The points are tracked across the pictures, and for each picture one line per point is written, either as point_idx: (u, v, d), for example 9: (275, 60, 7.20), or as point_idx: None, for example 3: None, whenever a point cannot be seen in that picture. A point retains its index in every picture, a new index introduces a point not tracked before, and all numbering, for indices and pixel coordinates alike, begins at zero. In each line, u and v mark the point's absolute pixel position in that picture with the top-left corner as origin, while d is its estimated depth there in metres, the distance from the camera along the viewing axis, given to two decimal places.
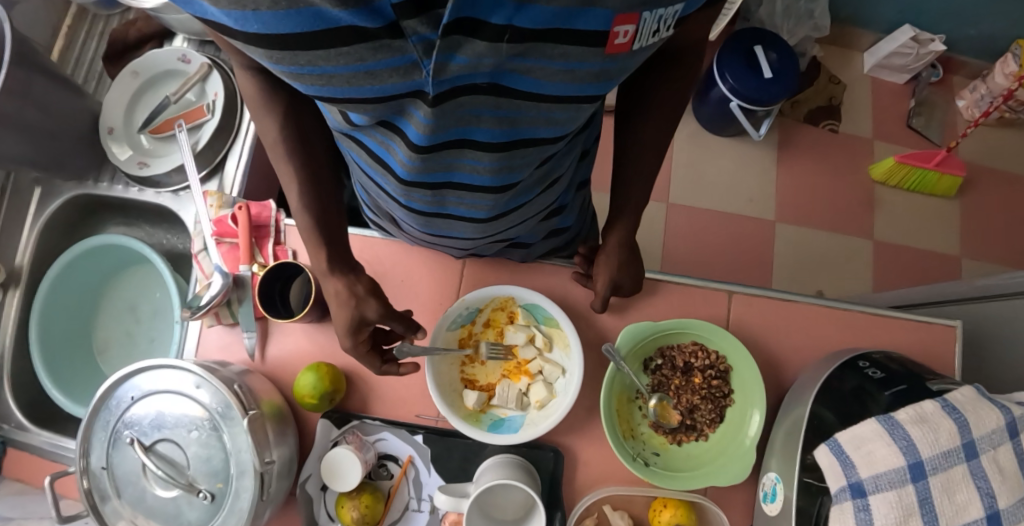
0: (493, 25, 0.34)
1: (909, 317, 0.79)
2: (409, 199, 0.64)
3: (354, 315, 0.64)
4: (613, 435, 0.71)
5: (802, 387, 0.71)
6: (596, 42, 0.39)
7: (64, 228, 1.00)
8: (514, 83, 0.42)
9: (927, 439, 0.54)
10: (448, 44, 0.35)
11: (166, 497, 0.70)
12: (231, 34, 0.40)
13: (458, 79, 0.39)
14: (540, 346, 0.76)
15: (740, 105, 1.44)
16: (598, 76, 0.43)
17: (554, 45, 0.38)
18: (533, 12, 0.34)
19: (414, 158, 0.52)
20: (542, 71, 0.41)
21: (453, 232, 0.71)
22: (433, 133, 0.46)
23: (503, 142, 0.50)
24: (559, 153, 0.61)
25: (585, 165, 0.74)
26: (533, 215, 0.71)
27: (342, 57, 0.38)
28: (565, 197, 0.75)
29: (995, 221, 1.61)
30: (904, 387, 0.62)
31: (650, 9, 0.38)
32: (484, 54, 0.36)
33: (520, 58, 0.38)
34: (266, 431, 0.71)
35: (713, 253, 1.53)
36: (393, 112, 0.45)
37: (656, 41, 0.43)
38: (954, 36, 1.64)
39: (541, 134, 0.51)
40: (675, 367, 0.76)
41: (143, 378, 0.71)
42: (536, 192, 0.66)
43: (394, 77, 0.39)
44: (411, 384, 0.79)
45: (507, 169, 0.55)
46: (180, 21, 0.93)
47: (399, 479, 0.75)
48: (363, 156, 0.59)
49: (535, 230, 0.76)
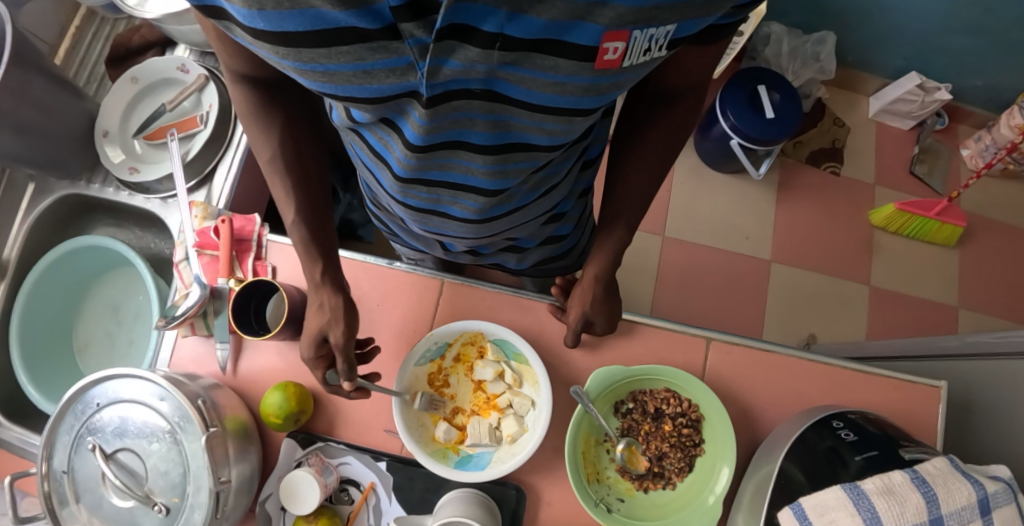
0: (485, 32, 0.35)
1: (890, 376, 0.78)
2: (405, 196, 0.65)
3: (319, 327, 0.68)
4: (577, 479, 0.69)
5: (774, 443, 0.70)
6: (585, 57, 0.38)
7: (53, 226, 0.99)
8: (507, 91, 0.42)
9: (892, 512, 0.53)
10: (442, 48, 0.35)
11: (122, 506, 0.68)
12: (239, 26, 0.39)
13: (452, 83, 0.39)
14: (509, 382, 0.75)
15: (740, 143, 1.43)
16: (589, 90, 0.42)
17: (544, 56, 0.38)
18: (525, 22, 0.35)
19: (411, 156, 0.52)
20: (532, 81, 0.40)
21: (449, 229, 0.74)
22: (429, 134, 0.46)
23: (495, 145, 0.50)
24: (555, 164, 0.62)
25: (586, 176, 0.77)
26: (534, 218, 0.75)
27: (341, 56, 0.38)
28: (564, 204, 0.79)
29: (995, 274, 1.59)
30: (876, 453, 0.60)
31: (641, 27, 0.37)
32: (476, 61, 0.37)
33: (512, 67, 0.39)
34: (226, 448, 0.69)
35: (706, 288, 1.52)
36: (392, 112, 0.45)
37: (649, 60, 0.41)
38: (961, 85, 1.63)
39: (533, 141, 0.50)
40: (645, 412, 0.75)
41: (111, 384, 0.70)
42: (533, 197, 0.68)
43: (391, 78, 0.39)
44: (379, 409, 0.78)
45: (502, 173, 0.55)
46: (183, 33, 0.95)
47: (359, 505, 0.74)
48: (365, 150, 0.60)
49: (533, 234, 0.82)
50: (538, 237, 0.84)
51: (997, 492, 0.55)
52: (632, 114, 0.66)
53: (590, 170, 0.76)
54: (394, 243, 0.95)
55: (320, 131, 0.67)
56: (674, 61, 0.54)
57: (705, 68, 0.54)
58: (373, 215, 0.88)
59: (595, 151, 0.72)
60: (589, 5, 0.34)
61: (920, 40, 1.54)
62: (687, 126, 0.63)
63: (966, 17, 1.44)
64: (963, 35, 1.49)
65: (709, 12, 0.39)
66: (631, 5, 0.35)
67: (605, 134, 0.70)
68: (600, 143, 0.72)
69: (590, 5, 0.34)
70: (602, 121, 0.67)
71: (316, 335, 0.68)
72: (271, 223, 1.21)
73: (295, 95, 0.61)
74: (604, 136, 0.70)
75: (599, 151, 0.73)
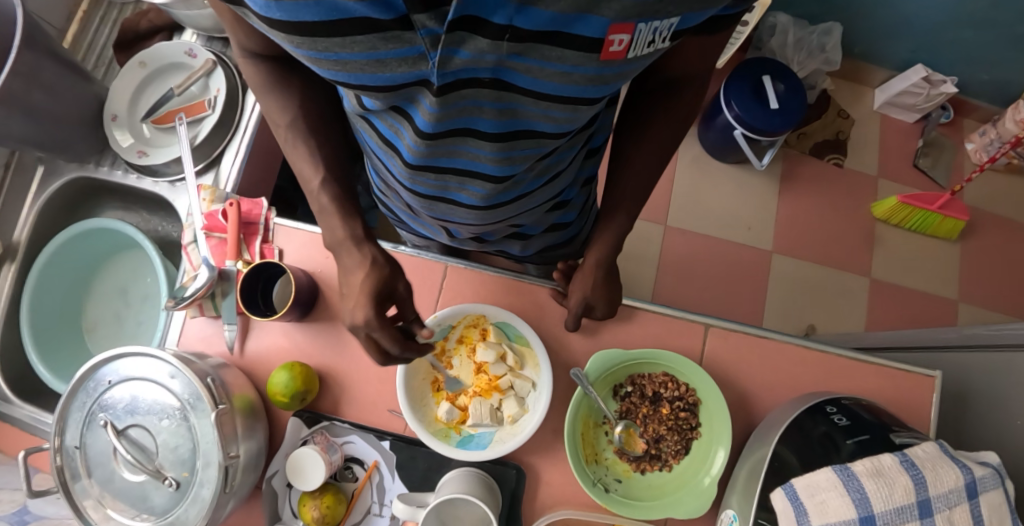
0: (494, 24, 0.36)
1: (886, 364, 0.79)
2: (413, 182, 0.66)
3: (380, 281, 0.65)
4: (576, 460, 0.71)
5: (768, 428, 0.71)
6: (590, 49, 0.40)
7: (63, 207, 1.01)
8: (515, 80, 0.43)
9: (881, 494, 0.54)
10: (453, 39, 0.36)
11: (134, 481, 0.70)
12: (255, 15, 0.40)
13: (462, 72, 0.41)
14: (511, 364, 0.77)
15: (743, 134, 1.44)
16: (594, 80, 0.43)
17: (551, 47, 0.39)
18: (533, 15, 0.36)
19: (420, 143, 0.53)
20: (540, 71, 0.41)
21: (455, 216, 0.75)
22: (439, 121, 0.48)
23: (503, 133, 0.51)
24: (560, 151, 0.63)
25: (590, 164, 0.78)
26: (540, 205, 0.76)
27: (355, 45, 0.39)
28: (568, 193, 0.80)
29: (996, 268, 1.59)
30: (867, 436, 0.62)
31: (646, 20, 0.38)
32: (485, 51, 0.38)
33: (520, 57, 0.40)
34: (234, 425, 0.71)
35: (707, 278, 1.53)
36: (403, 100, 0.46)
37: (652, 52, 0.42)
38: (967, 78, 1.63)
39: (539, 128, 0.51)
40: (643, 395, 0.77)
41: (122, 362, 0.71)
42: (538, 184, 0.69)
43: (402, 67, 0.40)
44: (384, 389, 0.80)
45: (508, 160, 0.56)
46: (190, 17, 0.96)
47: (363, 483, 0.76)
48: (374, 138, 0.61)
49: (538, 221, 0.83)
50: (542, 224, 0.85)
51: (985, 477, 0.56)
52: (636, 104, 0.67)
53: (593, 159, 0.77)
54: (399, 230, 0.97)
55: (334, 118, 0.68)
56: (677, 50, 0.54)
57: (709, 58, 0.55)
58: (379, 202, 0.89)
59: (600, 139, 0.73)
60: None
61: (927, 33, 1.53)
62: (690, 114, 0.64)
63: (973, 10, 1.43)
64: (971, 28, 1.48)
65: (711, 5, 0.40)
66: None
67: (609, 122, 0.71)
68: (604, 132, 0.73)
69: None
70: (606, 110, 0.68)
71: (377, 288, 0.65)
72: (276, 208, 1.22)
73: (306, 84, 0.63)
74: (608, 125, 0.71)
75: (603, 140, 0.73)
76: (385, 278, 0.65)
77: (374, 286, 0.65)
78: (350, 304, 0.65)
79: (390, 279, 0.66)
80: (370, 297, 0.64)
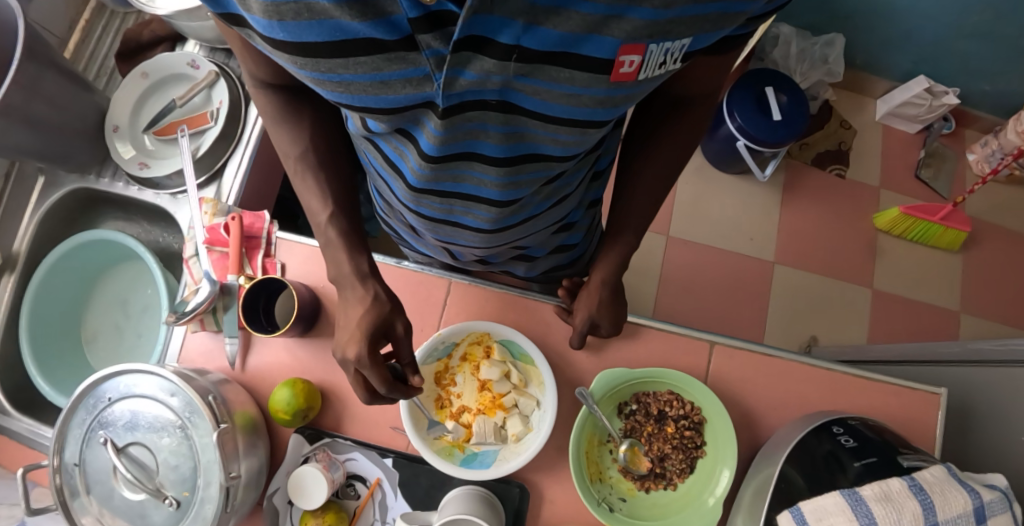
0: (501, 44, 0.35)
1: (892, 383, 0.78)
2: (418, 205, 0.66)
3: (377, 320, 0.65)
4: (580, 479, 0.71)
5: (774, 448, 0.71)
6: (599, 70, 0.39)
7: (63, 218, 1.00)
8: (521, 102, 0.42)
9: (890, 519, 0.54)
10: (458, 59, 0.36)
11: (133, 499, 0.69)
12: (259, 37, 0.40)
13: (468, 94, 0.40)
14: (515, 382, 0.77)
15: (746, 145, 1.44)
16: (602, 102, 0.43)
17: (559, 68, 0.39)
18: (540, 34, 0.35)
19: (425, 166, 0.52)
20: (547, 93, 0.41)
21: (460, 238, 0.75)
22: (443, 144, 0.47)
23: (509, 157, 0.50)
24: (567, 174, 0.62)
25: (596, 186, 0.78)
26: (545, 227, 0.75)
27: (359, 66, 0.39)
28: (574, 215, 0.79)
29: (997, 280, 1.59)
30: (875, 459, 0.61)
31: (657, 41, 0.38)
32: (491, 72, 0.37)
33: (527, 78, 0.39)
34: (236, 443, 0.71)
35: (708, 288, 1.53)
36: (408, 122, 0.45)
37: (663, 73, 0.42)
38: (969, 90, 1.63)
39: (546, 151, 0.51)
40: (649, 414, 0.76)
41: (123, 379, 0.71)
42: (545, 207, 0.68)
43: (407, 88, 0.40)
44: (386, 406, 0.79)
45: (514, 184, 0.56)
46: (193, 29, 0.96)
47: (365, 500, 0.75)
48: (378, 160, 0.61)
49: (544, 243, 0.82)
50: (548, 246, 0.85)
51: (993, 501, 0.56)
52: (642, 126, 0.67)
53: (599, 181, 0.77)
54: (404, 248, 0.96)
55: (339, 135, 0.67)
56: (684, 73, 0.54)
57: (718, 78, 0.55)
58: (382, 223, 0.89)
59: (605, 161, 0.73)
60: (604, 18, 0.35)
61: (929, 44, 1.54)
62: (696, 134, 0.63)
63: (975, 21, 1.44)
64: (973, 40, 1.48)
65: (723, 26, 0.39)
66: (646, 18, 0.35)
67: (615, 144, 0.70)
68: (609, 154, 0.72)
69: (605, 19, 0.35)
70: (612, 132, 0.67)
71: (374, 327, 0.65)
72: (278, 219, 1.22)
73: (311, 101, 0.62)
74: (613, 148, 0.71)
75: (608, 162, 0.73)
76: (384, 315, 0.65)
77: (371, 325, 0.64)
78: (344, 337, 0.65)
79: (389, 318, 0.66)
80: (363, 334, 0.64)
